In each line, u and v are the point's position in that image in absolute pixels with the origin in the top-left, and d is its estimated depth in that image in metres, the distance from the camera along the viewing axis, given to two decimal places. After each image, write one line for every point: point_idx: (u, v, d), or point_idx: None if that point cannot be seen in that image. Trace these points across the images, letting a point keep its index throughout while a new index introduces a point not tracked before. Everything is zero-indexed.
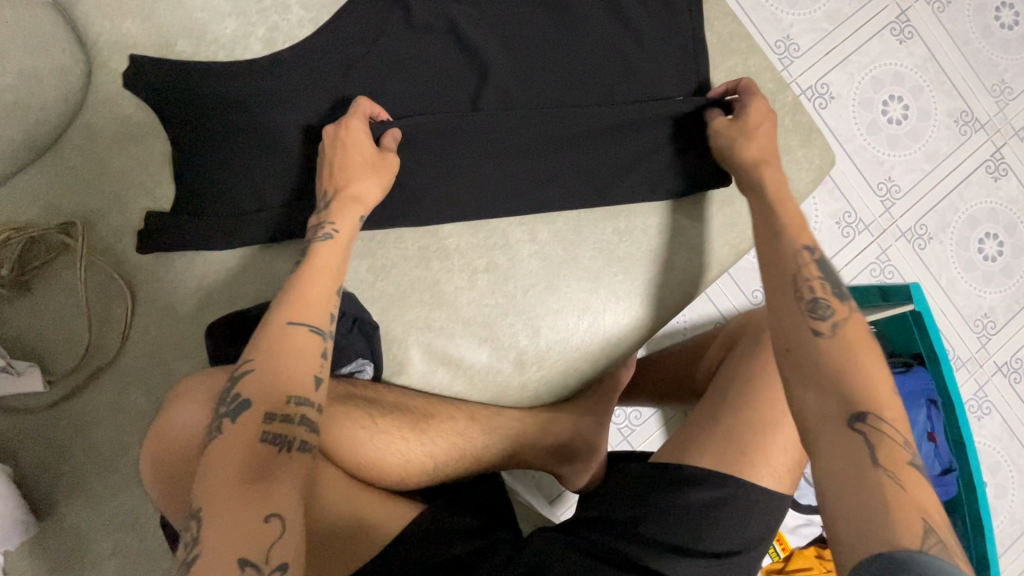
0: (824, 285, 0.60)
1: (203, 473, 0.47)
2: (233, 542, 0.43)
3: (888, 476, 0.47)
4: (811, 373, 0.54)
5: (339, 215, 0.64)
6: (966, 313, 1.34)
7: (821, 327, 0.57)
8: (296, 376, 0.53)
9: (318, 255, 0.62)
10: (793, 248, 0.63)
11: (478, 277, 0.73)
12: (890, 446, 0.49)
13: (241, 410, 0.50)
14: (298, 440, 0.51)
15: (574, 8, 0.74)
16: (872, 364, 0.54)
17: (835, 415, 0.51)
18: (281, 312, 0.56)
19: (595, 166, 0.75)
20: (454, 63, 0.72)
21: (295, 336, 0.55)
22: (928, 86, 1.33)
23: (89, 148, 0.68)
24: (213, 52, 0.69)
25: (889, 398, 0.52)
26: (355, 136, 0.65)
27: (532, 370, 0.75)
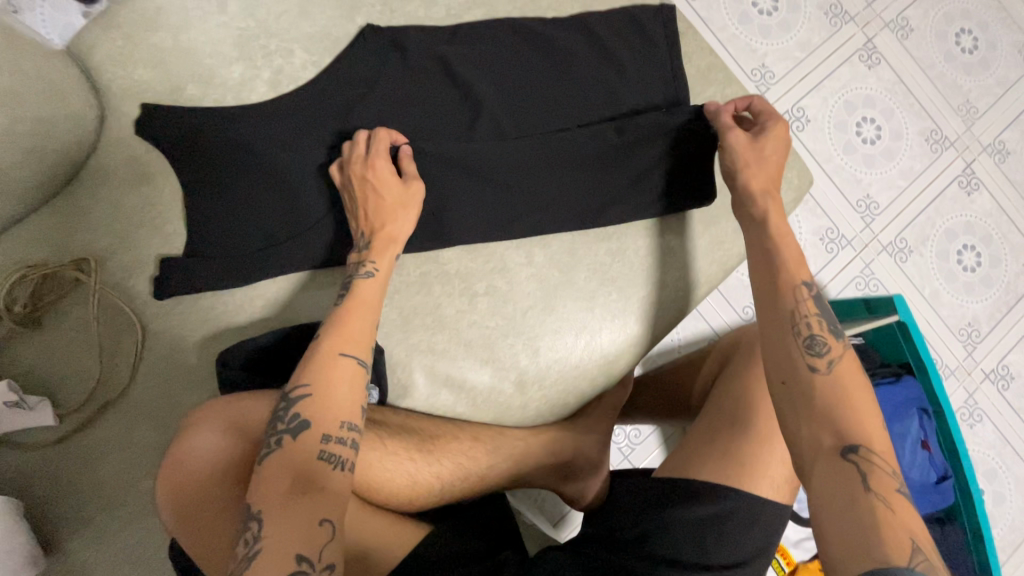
0: (821, 322, 0.63)
1: (260, 479, 0.52)
2: (291, 541, 0.48)
3: (877, 500, 0.52)
4: (806, 407, 0.59)
5: (379, 254, 0.68)
6: (951, 322, 1.38)
7: (817, 364, 0.61)
8: (347, 402, 0.58)
9: (359, 288, 0.65)
10: (793, 283, 0.65)
11: (478, 300, 0.76)
12: (879, 476, 0.54)
13: (300, 429, 0.55)
14: (348, 460, 0.55)
15: (561, 47, 0.79)
16: (863, 398, 0.59)
17: (829, 448, 0.56)
18: (332, 342, 0.61)
19: (587, 191, 0.78)
20: (450, 99, 0.76)
21: (344, 366, 0.59)
22: (898, 108, 1.40)
23: (101, 188, 0.71)
24: (221, 94, 0.73)
25: (878, 430, 0.57)
26: (379, 165, 0.68)
27: (533, 391, 0.77)
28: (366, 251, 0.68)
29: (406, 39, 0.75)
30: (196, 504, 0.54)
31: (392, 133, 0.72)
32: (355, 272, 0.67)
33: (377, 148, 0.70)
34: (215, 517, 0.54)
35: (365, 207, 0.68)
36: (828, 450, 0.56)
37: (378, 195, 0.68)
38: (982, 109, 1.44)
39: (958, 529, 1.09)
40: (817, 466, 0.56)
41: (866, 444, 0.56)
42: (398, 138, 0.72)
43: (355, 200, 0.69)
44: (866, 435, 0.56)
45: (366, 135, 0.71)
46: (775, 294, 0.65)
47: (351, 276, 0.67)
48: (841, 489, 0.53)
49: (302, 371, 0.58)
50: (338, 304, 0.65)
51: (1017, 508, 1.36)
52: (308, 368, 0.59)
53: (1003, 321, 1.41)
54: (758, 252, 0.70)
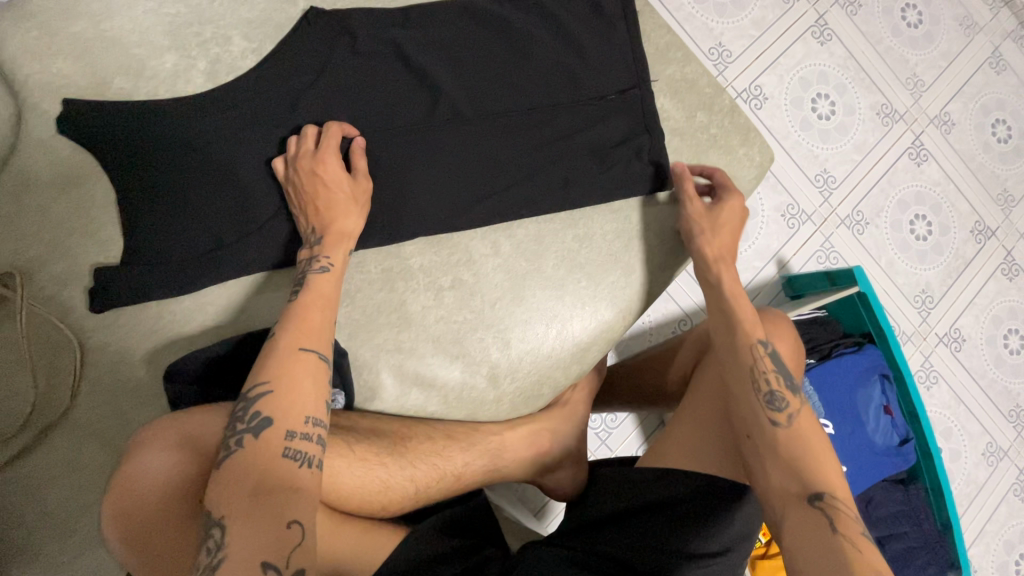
0: (778, 377, 0.70)
1: (218, 484, 0.49)
2: (258, 546, 0.45)
3: (847, 540, 0.57)
4: (772, 457, 0.65)
5: (332, 247, 0.64)
6: (906, 291, 1.43)
7: (778, 418, 0.68)
8: (310, 399, 0.55)
9: (313, 283, 0.62)
10: (748, 342, 0.73)
11: (444, 294, 0.73)
12: (845, 518, 0.59)
13: (262, 427, 0.52)
14: (316, 457, 0.53)
15: (518, 28, 0.76)
16: (820, 445, 0.66)
17: (796, 496, 0.62)
18: (288, 338, 0.57)
19: (551, 177, 0.76)
20: (404, 86, 0.73)
21: (304, 362, 0.56)
22: (850, 83, 1.43)
23: (21, 194, 0.65)
24: (154, 87, 0.67)
25: (837, 476, 0.64)
26: (328, 158, 0.65)
27: (506, 384, 0.75)
28: (318, 247, 0.64)
29: (353, 23, 0.71)
30: (155, 526, 0.51)
31: (343, 125, 0.69)
32: (307, 268, 0.63)
33: (328, 141, 0.66)
34: (175, 535, 0.51)
35: (314, 201, 0.65)
36: (796, 497, 0.62)
37: (328, 188, 0.65)
38: (929, 82, 1.48)
39: (920, 487, 1.14)
40: (788, 514, 0.61)
41: (828, 490, 0.62)
42: (349, 131, 0.69)
43: (306, 191, 0.65)
44: (827, 482, 0.63)
45: (315, 130, 0.68)
46: (732, 352, 0.73)
47: (303, 273, 0.63)
48: (814, 532, 0.59)
49: (260, 369, 0.55)
50: (290, 301, 0.61)
51: (972, 463, 1.43)
52: (266, 366, 0.55)
53: (954, 286, 1.47)
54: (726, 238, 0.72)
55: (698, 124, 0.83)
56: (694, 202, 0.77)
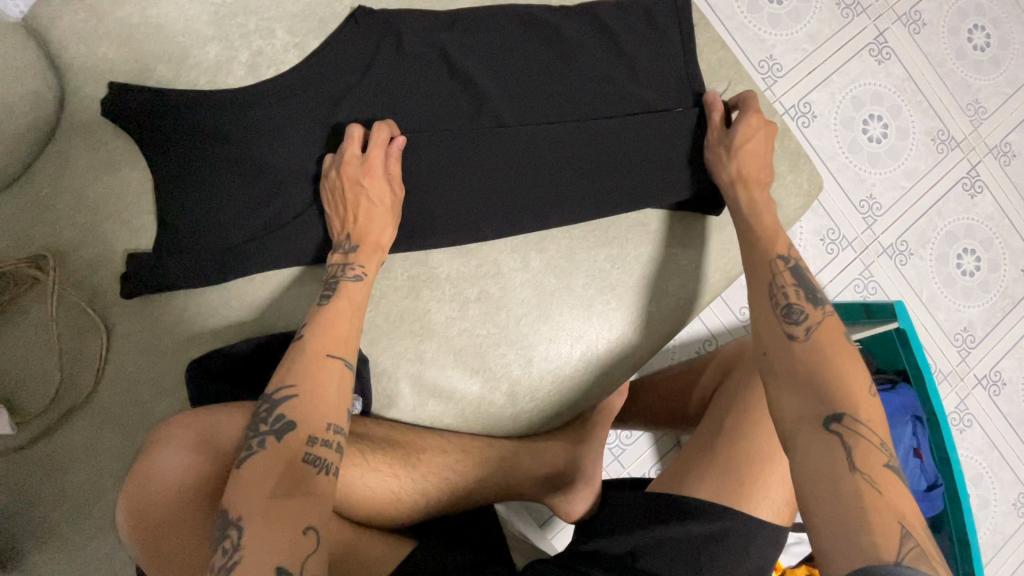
0: (797, 290, 0.65)
1: (235, 485, 0.48)
2: (275, 552, 0.44)
3: (863, 477, 0.51)
4: (786, 375, 0.59)
5: (366, 257, 0.64)
6: (947, 327, 1.37)
7: (795, 331, 0.62)
8: (333, 404, 0.55)
9: (346, 290, 0.62)
10: (768, 257, 0.68)
11: (469, 306, 0.71)
12: (865, 448, 0.52)
13: (284, 429, 0.51)
14: (334, 464, 0.52)
15: (565, 36, 0.74)
16: (841, 360, 0.59)
17: (812, 418, 0.55)
18: (319, 344, 0.58)
19: (589, 189, 0.73)
20: (444, 89, 0.71)
21: (331, 368, 0.56)
22: (905, 105, 1.36)
23: (60, 177, 0.65)
24: (195, 77, 0.67)
25: (864, 396, 0.56)
26: (374, 173, 0.64)
27: (525, 401, 0.74)
28: (352, 256, 0.64)
29: (397, 22, 0.69)
30: (182, 530, 0.51)
31: (391, 127, 0.67)
32: (339, 274, 0.63)
33: (373, 149, 0.65)
34: (199, 532, 0.51)
35: (352, 209, 0.64)
36: (811, 418, 0.55)
37: (369, 201, 0.64)
38: (991, 109, 1.40)
39: (947, 538, 1.09)
40: (799, 436, 0.55)
41: (850, 411, 0.55)
42: (392, 129, 0.67)
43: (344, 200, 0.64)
44: (850, 403, 0.55)
45: (360, 130, 0.66)
46: (752, 268, 0.68)
47: (335, 278, 0.63)
48: (825, 462, 0.52)
49: (287, 370, 0.55)
50: (320, 304, 0.61)
51: (1001, 513, 1.37)
52: (294, 368, 0.56)
53: (998, 326, 1.40)
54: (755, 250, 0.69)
55: None
56: (752, 113, 0.73)
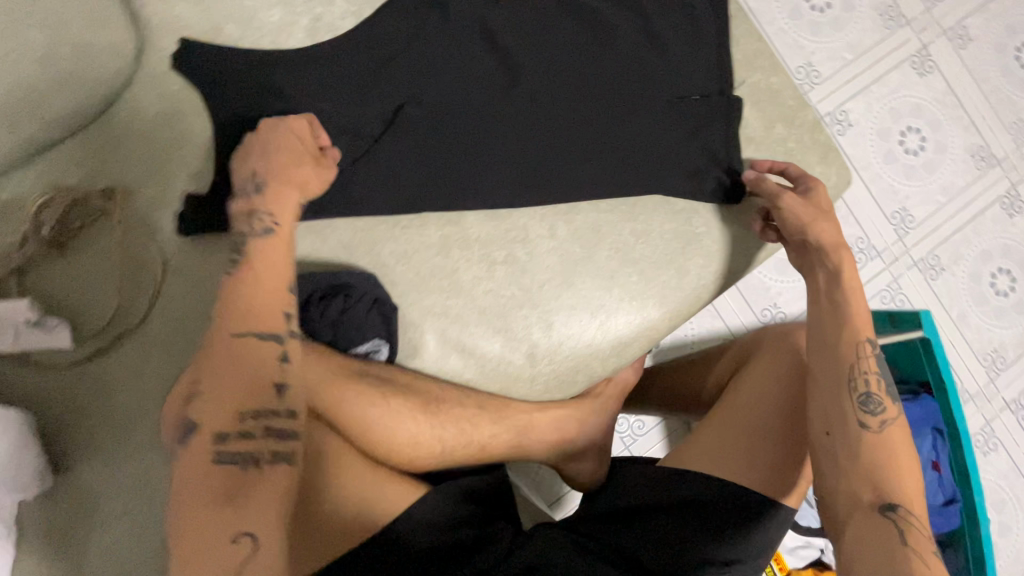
0: (878, 381, 0.67)
1: (175, 495, 0.51)
2: (211, 562, 0.47)
3: (915, 554, 0.56)
4: (848, 460, 0.63)
5: (278, 204, 0.63)
6: (976, 347, 1.35)
7: (868, 421, 0.65)
8: (230, 394, 0.54)
9: (260, 251, 0.60)
10: (855, 340, 0.69)
11: (496, 268, 0.75)
12: (917, 535, 0.58)
13: (189, 432, 0.53)
14: (266, 455, 0.54)
15: (606, 20, 0.77)
16: (904, 455, 0.64)
17: (868, 503, 0.61)
18: (222, 323, 0.56)
19: (617, 166, 0.76)
20: (488, 63, 0.75)
21: (245, 346, 0.56)
22: (945, 120, 1.35)
23: (132, 121, 0.71)
24: (259, 37, 0.72)
25: (917, 490, 0.62)
26: (299, 127, 0.67)
27: (543, 364, 0.76)
28: (266, 202, 0.62)
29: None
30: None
31: (313, 121, 0.68)
32: (251, 229, 0.61)
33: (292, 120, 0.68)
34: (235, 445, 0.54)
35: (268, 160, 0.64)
36: (867, 503, 0.61)
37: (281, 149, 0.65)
38: None
39: (960, 557, 1.05)
40: (854, 518, 0.61)
41: (904, 502, 0.60)
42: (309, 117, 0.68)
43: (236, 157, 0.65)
44: (904, 496, 0.61)
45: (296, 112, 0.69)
46: (836, 346, 0.68)
47: (246, 232, 0.61)
48: (878, 541, 0.58)
49: (202, 367, 0.55)
50: (230, 272, 0.59)
51: None
52: (208, 364, 0.55)
53: None
54: (827, 310, 0.71)
55: (776, 136, 0.81)
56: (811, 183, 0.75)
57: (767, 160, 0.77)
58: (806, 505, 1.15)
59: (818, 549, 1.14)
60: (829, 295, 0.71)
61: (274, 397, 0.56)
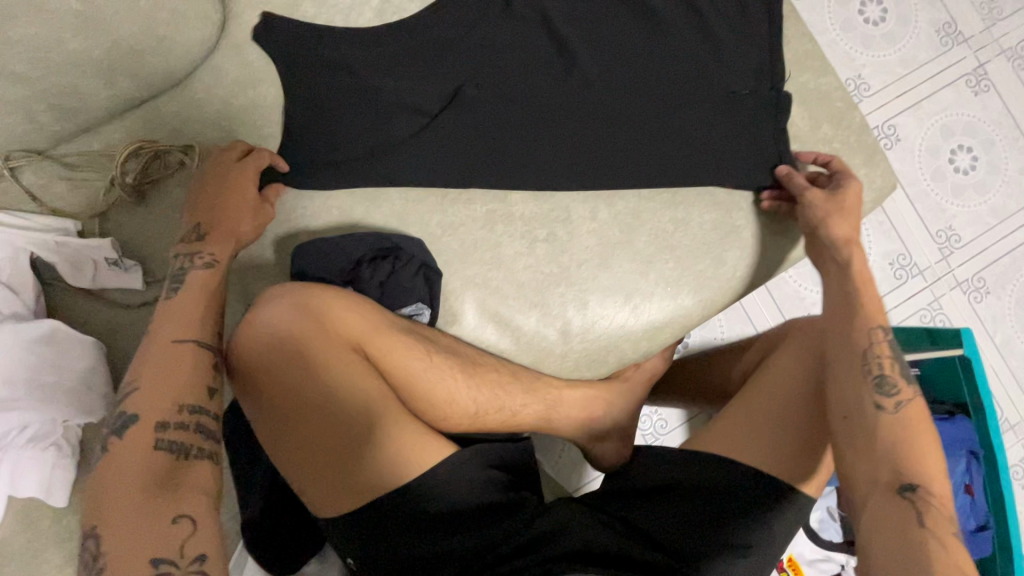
0: (893, 364, 0.66)
1: (106, 486, 0.49)
2: (148, 542, 0.46)
3: (933, 535, 0.55)
4: (867, 444, 0.62)
5: (216, 244, 0.66)
6: (1020, 375, 1.30)
7: (884, 402, 0.64)
8: (181, 386, 0.55)
9: (192, 279, 0.63)
10: (867, 325, 0.69)
11: (537, 245, 0.77)
12: (936, 516, 0.56)
13: (129, 426, 0.53)
14: (196, 447, 0.53)
15: (660, 14, 0.79)
16: (925, 438, 0.62)
17: (885, 483, 0.60)
18: (167, 332, 0.58)
19: (660, 156, 0.78)
20: (544, 49, 0.78)
21: (182, 351, 0.57)
22: (1000, 140, 1.32)
23: (212, 85, 0.77)
24: (332, 15, 0.77)
25: (939, 473, 0.60)
26: (246, 177, 0.69)
27: (576, 342, 0.78)
28: (198, 244, 0.65)
29: None
30: (265, 386, 0.59)
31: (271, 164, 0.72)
32: (190, 263, 0.64)
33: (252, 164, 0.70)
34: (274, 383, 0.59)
35: (213, 203, 0.68)
36: (885, 483, 0.60)
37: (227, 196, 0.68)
38: None
39: None
40: (871, 498, 0.60)
41: (924, 483, 0.59)
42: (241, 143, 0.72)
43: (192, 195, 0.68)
44: (926, 477, 0.59)
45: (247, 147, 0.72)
46: (847, 330, 0.69)
47: (184, 268, 0.64)
48: (894, 521, 0.57)
49: (140, 369, 0.56)
50: (167, 295, 0.62)
51: None
52: (145, 366, 0.56)
53: None
54: (845, 307, 0.71)
55: (821, 135, 0.82)
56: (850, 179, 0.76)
57: (812, 152, 0.80)
58: (828, 517, 1.13)
59: (839, 564, 1.12)
60: (842, 282, 0.72)
61: (206, 396, 0.56)
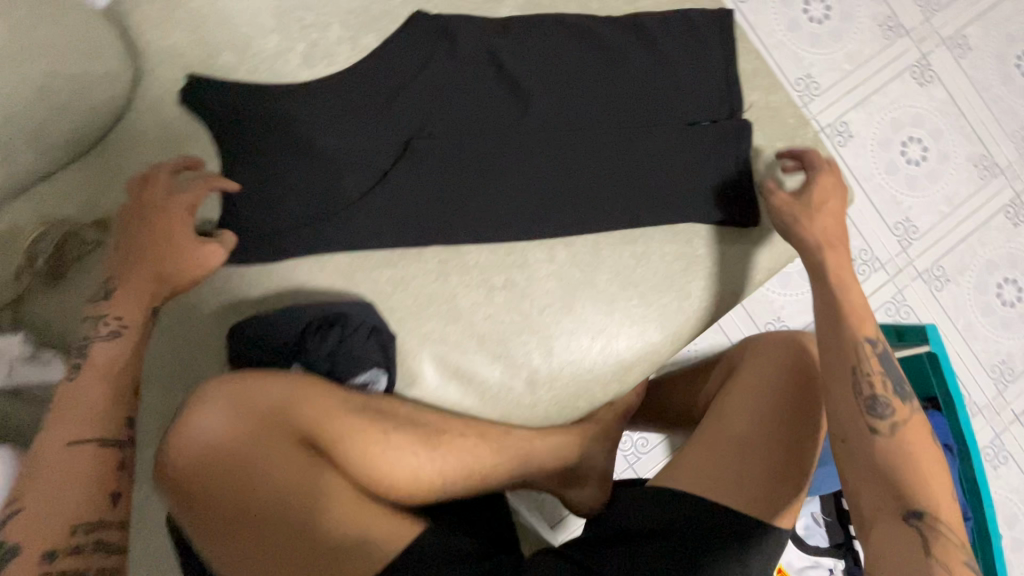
0: (886, 384, 0.65)
1: None
2: None
3: (940, 563, 0.55)
4: (868, 472, 0.62)
5: (117, 304, 0.63)
6: (984, 359, 1.33)
7: (878, 425, 0.63)
8: (78, 505, 0.53)
9: (93, 357, 0.61)
10: (856, 340, 0.68)
11: (495, 293, 0.74)
12: (945, 542, 0.56)
13: (6, 558, 0.49)
14: (91, 575, 0.51)
15: (604, 41, 0.76)
16: (926, 458, 0.62)
17: (890, 509, 0.59)
18: (56, 436, 0.56)
19: (614, 189, 0.76)
20: (487, 85, 0.74)
21: (75, 457, 0.55)
22: (947, 129, 1.34)
23: (128, 150, 0.71)
24: (255, 65, 0.72)
25: (944, 495, 0.60)
26: (182, 202, 0.65)
27: (544, 390, 0.75)
28: (110, 302, 0.63)
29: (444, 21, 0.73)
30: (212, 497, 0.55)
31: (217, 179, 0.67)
32: (97, 332, 0.62)
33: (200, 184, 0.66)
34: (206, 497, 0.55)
35: (147, 238, 0.64)
36: (891, 508, 0.59)
37: (163, 225, 0.65)
38: None
39: None
40: (878, 524, 0.59)
41: (931, 509, 0.58)
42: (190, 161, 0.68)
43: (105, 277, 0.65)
44: (932, 501, 0.59)
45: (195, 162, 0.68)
46: (838, 347, 0.67)
47: (89, 338, 0.62)
48: (900, 548, 0.57)
49: (30, 484, 0.53)
50: (68, 380, 0.59)
51: None
52: (33, 483, 0.53)
53: None
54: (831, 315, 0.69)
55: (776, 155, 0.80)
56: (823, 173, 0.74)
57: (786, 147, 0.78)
58: (813, 524, 1.13)
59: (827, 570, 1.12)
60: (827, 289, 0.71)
61: (108, 506, 0.55)
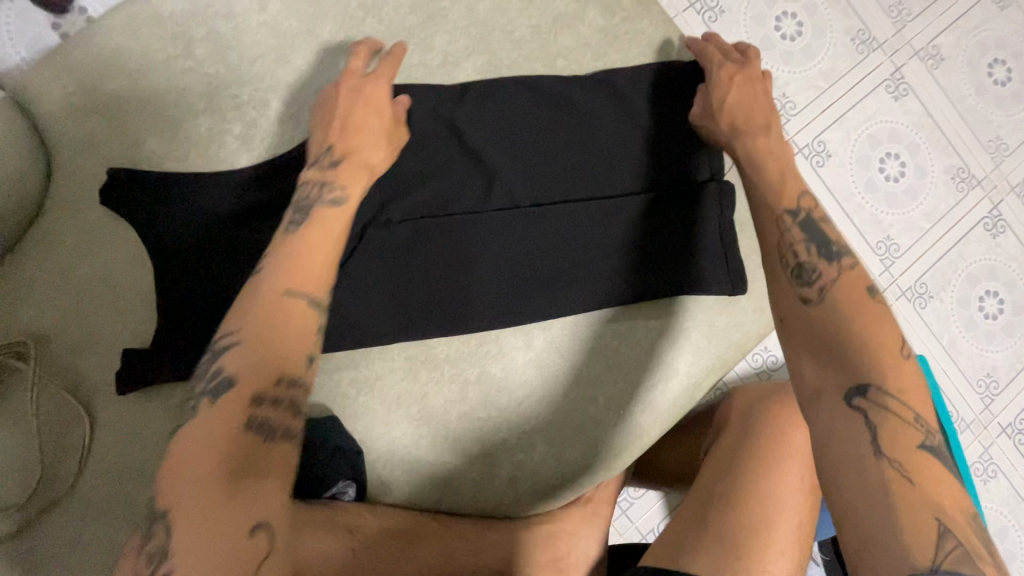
0: (809, 246, 0.58)
1: (173, 474, 0.43)
2: (224, 565, 0.40)
3: (891, 464, 0.44)
4: (811, 344, 0.53)
5: (349, 181, 0.61)
6: (970, 373, 1.29)
7: (808, 293, 0.55)
8: (286, 344, 0.49)
9: (321, 216, 0.57)
10: (775, 214, 0.61)
11: (469, 388, 0.68)
12: (895, 422, 0.46)
13: (225, 387, 0.47)
14: (282, 423, 0.46)
15: (569, 102, 0.71)
16: (876, 325, 0.52)
17: (832, 389, 0.49)
18: (277, 277, 0.52)
19: (587, 263, 0.69)
20: (448, 159, 0.68)
21: (291, 304, 0.51)
22: (923, 143, 1.30)
23: (44, 258, 0.63)
24: (185, 150, 0.66)
25: (898, 369, 0.49)
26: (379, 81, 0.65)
27: (524, 484, 0.69)
28: (334, 174, 0.60)
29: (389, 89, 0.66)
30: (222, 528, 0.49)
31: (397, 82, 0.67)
32: (317, 195, 0.59)
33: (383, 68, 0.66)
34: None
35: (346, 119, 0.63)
36: (832, 390, 0.49)
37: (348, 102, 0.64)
38: (1013, 146, 1.32)
39: None
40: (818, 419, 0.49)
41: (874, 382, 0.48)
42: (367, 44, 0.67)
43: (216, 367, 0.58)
44: (881, 370, 0.49)
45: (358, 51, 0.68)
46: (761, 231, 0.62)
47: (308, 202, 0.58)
48: (851, 449, 0.46)
49: (239, 361, 0.47)
50: (288, 232, 0.56)
51: None
52: (250, 317, 0.50)
53: None
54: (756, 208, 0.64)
55: None
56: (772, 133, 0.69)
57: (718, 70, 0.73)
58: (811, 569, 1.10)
59: None
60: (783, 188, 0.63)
61: (287, 370, 0.48)
